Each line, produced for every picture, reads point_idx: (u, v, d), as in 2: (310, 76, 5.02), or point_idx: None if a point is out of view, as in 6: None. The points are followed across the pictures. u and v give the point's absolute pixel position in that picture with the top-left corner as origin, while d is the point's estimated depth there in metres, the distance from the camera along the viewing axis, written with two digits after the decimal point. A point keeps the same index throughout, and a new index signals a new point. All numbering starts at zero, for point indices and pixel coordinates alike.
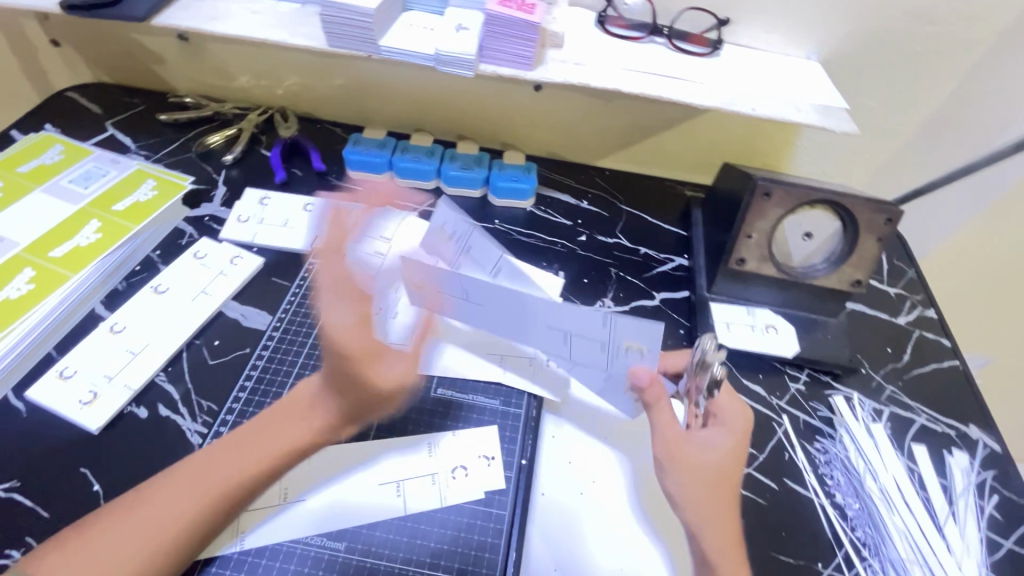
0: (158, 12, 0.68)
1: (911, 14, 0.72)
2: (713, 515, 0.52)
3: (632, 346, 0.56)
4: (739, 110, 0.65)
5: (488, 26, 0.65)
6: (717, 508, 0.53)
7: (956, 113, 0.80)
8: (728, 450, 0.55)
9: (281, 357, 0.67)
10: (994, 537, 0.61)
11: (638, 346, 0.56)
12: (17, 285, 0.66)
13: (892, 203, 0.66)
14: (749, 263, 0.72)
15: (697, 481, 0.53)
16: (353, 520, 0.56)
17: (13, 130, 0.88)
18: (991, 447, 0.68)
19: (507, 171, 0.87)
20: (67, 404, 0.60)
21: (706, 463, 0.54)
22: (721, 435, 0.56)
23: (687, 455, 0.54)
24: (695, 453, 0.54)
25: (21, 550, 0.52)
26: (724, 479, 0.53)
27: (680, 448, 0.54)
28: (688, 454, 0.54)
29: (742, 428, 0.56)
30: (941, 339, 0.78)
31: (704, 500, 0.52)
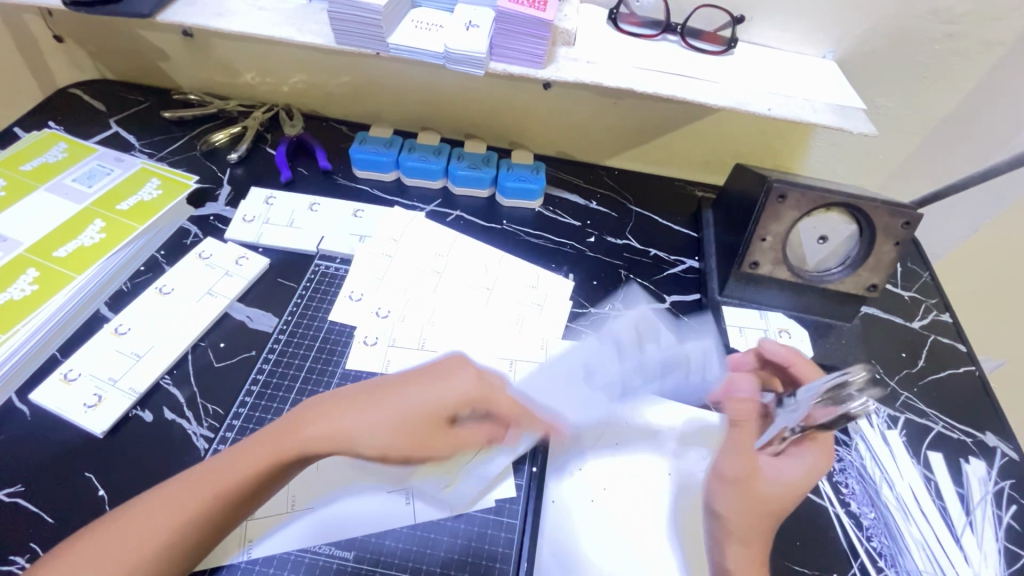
0: (163, 9, 0.67)
1: (932, 12, 0.70)
2: (754, 533, 0.53)
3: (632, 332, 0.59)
4: (755, 111, 0.64)
5: (499, 24, 0.63)
6: (761, 528, 0.53)
7: (974, 113, 0.78)
8: (796, 484, 0.53)
9: (287, 360, 0.66)
10: (1013, 547, 0.60)
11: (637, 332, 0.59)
12: (21, 287, 0.65)
13: (910, 207, 0.64)
14: (763, 266, 0.71)
15: (752, 506, 0.53)
16: (363, 529, 0.55)
17: (16, 127, 0.88)
18: (1008, 455, 0.67)
19: (516, 171, 0.85)
20: (71, 407, 0.59)
21: (775, 493, 0.53)
22: (802, 464, 0.54)
23: (764, 479, 0.53)
24: (765, 481, 0.53)
25: (26, 556, 0.51)
26: (779, 509, 0.53)
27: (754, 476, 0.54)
28: (764, 482, 0.53)
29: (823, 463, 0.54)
30: (957, 344, 0.76)
31: (750, 525, 0.53)
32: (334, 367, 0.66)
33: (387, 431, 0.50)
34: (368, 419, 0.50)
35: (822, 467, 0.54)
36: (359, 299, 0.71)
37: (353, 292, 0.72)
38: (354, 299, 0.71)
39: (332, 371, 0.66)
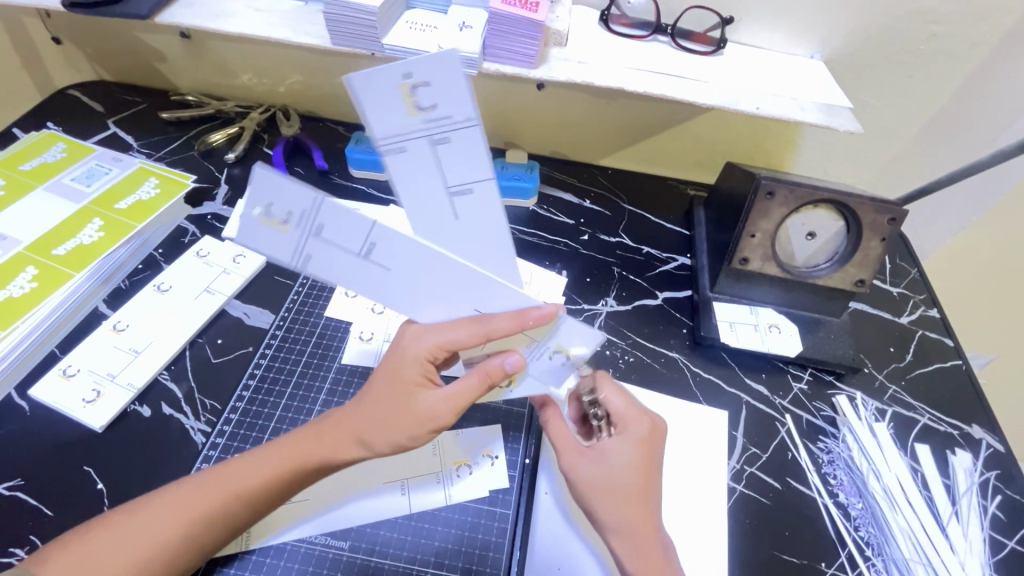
0: (160, 10, 0.68)
1: (917, 13, 0.71)
2: (636, 523, 0.50)
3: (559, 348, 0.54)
4: (744, 110, 0.65)
5: (492, 24, 0.64)
6: (646, 514, 0.50)
7: (960, 112, 0.80)
8: (632, 459, 0.51)
9: (284, 355, 0.67)
10: (997, 536, 0.61)
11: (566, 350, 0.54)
12: (20, 284, 0.65)
13: (896, 203, 0.65)
14: (752, 263, 0.72)
15: (604, 498, 0.51)
16: (357, 518, 0.56)
17: (14, 127, 0.88)
18: (994, 447, 0.68)
19: (510, 170, 0.87)
20: (70, 402, 0.60)
21: (599, 475, 0.51)
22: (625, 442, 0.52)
23: (587, 467, 0.52)
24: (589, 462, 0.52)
25: (25, 548, 0.52)
26: (633, 489, 0.51)
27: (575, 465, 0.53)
28: (583, 469, 0.52)
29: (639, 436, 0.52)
30: (945, 339, 0.77)
31: (615, 510, 0.50)
32: (330, 362, 0.67)
33: (408, 438, 0.50)
34: (378, 428, 0.50)
35: (648, 436, 0.53)
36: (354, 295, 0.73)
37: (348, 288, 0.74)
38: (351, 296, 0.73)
39: (329, 366, 0.67)
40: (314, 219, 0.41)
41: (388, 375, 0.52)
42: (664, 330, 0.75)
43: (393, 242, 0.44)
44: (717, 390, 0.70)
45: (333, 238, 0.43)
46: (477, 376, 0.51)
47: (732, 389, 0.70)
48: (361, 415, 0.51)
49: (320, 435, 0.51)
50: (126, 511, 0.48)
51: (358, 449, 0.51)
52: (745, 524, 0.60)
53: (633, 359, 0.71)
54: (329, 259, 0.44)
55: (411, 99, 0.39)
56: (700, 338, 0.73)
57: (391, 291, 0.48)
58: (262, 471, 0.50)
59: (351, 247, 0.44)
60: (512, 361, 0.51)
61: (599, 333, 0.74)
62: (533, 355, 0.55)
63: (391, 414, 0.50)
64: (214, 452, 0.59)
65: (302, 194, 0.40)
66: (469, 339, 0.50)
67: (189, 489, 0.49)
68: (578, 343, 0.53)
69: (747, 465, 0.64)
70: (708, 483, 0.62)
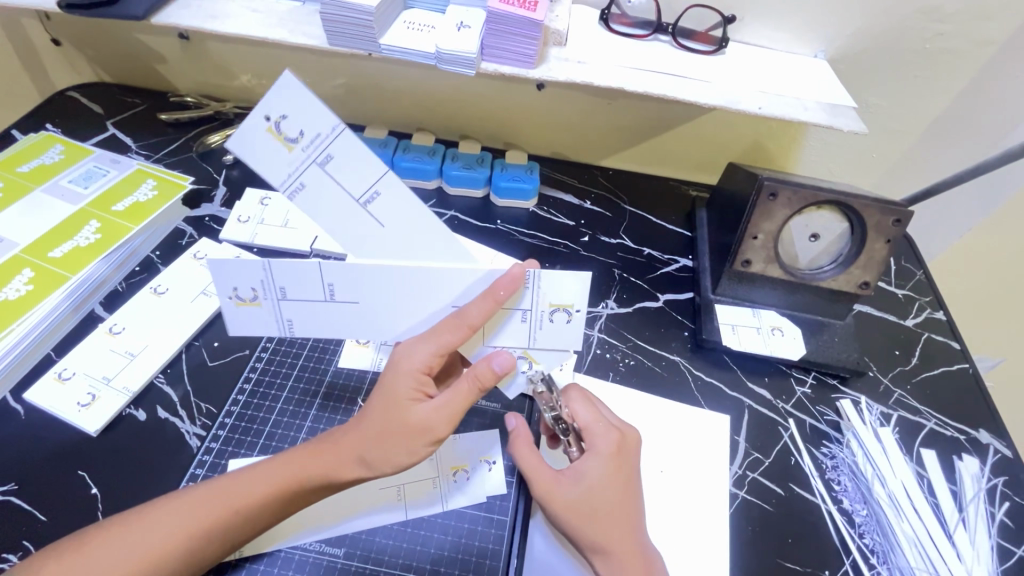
0: (157, 10, 0.68)
1: (922, 11, 0.70)
2: (618, 541, 0.49)
3: (557, 305, 0.54)
4: (746, 110, 0.64)
5: (490, 24, 0.64)
6: (625, 531, 0.50)
7: (966, 112, 0.79)
8: (606, 476, 0.51)
9: (280, 359, 0.67)
10: (1005, 544, 0.60)
11: (565, 305, 0.54)
12: (16, 286, 0.65)
13: (901, 204, 0.64)
14: (755, 264, 0.71)
15: (584, 521, 0.50)
16: (352, 524, 0.55)
17: (13, 129, 0.88)
18: (1002, 452, 0.67)
19: (510, 171, 0.86)
20: (65, 406, 0.59)
21: (578, 499, 0.50)
22: (597, 458, 0.52)
23: (563, 492, 0.51)
24: (566, 489, 0.51)
25: (18, 553, 0.51)
26: (612, 507, 0.50)
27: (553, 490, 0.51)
28: (560, 494, 0.51)
29: (610, 449, 0.52)
30: (950, 342, 0.76)
31: (600, 534, 0.49)
32: (327, 365, 0.67)
33: (410, 457, 0.50)
34: (381, 451, 0.49)
35: (618, 449, 0.53)
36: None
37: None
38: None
39: (325, 369, 0.67)
40: (273, 285, 0.51)
41: (387, 397, 0.50)
42: (665, 333, 0.74)
43: (346, 277, 0.51)
44: (719, 394, 0.69)
45: (296, 296, 0.52)
46: (467, 380, 0.50)
47: (734, 393, 0.69)
48: (363, 436, 0.50)
49: (322, 452, 0.50)
50: (120, 523, 0.47)
51: (360, 470, 0.50)
52: (747, 530, 0.59)
53: (633, 362, 0.71)
54: (306, 314, 0.54)
55: (282, 137, 0.46)
56: (701, 340, 0.72)
57: (368, 325, 0.54)
58: (260, 486, 0.49)
59: (317, 295, 0.52)
60: (500, 361, 0.50)
61: (599, 336, 0.73)
62: (535, 325, 0.55)
63: (394, 436, 0.49)
64: (208, 456, 0.59)
65: (251, 271, 0.50)
66: (458, 337, 0.50)
67: (184, 503, 0.48)
68: (570, 296, 0.53)
69: (749, 471, 0.63)
70: (709, 489, 0.61)
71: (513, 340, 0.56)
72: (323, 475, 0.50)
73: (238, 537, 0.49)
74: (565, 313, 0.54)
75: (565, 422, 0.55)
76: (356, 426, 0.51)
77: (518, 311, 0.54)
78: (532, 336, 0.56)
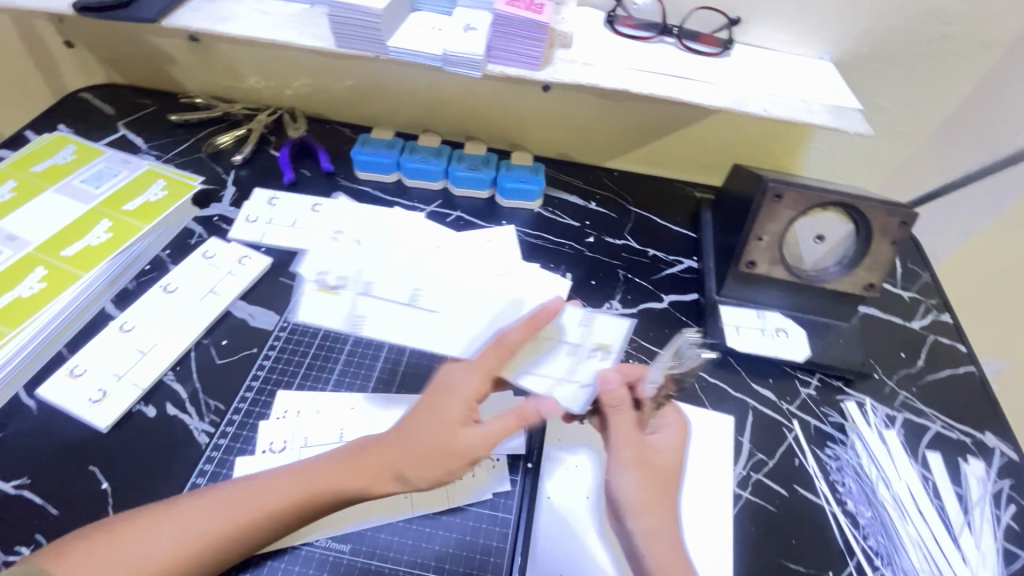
0: (168, 13, 0.69)
1: (928, 12, 0.70)
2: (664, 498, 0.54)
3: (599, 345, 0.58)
4: (750, 111, 0.64)
5: (496, 27, 0.64)
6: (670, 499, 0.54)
7: (972, 114, 0.79)
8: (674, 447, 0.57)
9: (287, 358, 0.67)
10: (1011, 547, 0.60)
11: (604, 346, 0.58)
12: (29, 284, 0.66)
13: (906, 206, 0.64)
14: (759, 266, 0.71)
15: (652, 481, 0.54)
16: (361, 520, 0.56)
17: (27, 130, 0.90)
18: (1008, 455, 0.66)
19: (515, 171, 0.87)
20: (77, 402, 0.60)
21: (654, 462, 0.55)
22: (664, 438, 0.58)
23: (652, 460, 0.55)
24: (653, 455, 0.55)
25: (30, 546, 0.52)
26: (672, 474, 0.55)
27: (642, 457, 0.54)
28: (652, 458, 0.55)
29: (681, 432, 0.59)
30: (957, 345, 0.76)
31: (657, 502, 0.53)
32: (332, 368, 0.67)
33: (446, 474, 0.51)
34: (414, 465, 0.50)
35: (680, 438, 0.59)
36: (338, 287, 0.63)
37: (329, 279, 0.62)
38: (330, 288, 0.62)
39: (330, 373, 0.67)
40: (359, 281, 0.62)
41: (431, 416, 0.52)
42: (670, 334, 0.74)
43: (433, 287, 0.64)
44: (724, 395, 0.69)
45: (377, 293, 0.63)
46: (515, 415, 0.52)
47: (738, 394, 0.69)
48: (405, 454, 0.51)
49: (352, 467, 0.51)
50: (147, 514, 0.48)
51: (394, 484, 0.51)
52: (750, 531, 0.59)
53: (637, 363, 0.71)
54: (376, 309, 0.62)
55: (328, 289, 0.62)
56: (705, 341, 0.72)
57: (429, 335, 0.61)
58: (285, 494, 0.50)
59: (401, 298, 0.63)
60: (548, 404, 0.53)
61: None
62: (580, 356, 0.57)
63: (436, 453, 0.50)
64: (217, 452, 0.59)
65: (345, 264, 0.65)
66: (496, 360, 0.54)
67: (209, 503, 0.49)
68: (608, 335, 0.58)
69: (752, 472, 0.63)
70: (713, 490, 0.61)
71: (568, 326, 0.58)
72: (340, 486, 0.50)
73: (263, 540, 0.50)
74: (604, 353, 0.58)
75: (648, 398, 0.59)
76: (387, 451, 0.51)
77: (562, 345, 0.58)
78: (587, 323, 0.59)
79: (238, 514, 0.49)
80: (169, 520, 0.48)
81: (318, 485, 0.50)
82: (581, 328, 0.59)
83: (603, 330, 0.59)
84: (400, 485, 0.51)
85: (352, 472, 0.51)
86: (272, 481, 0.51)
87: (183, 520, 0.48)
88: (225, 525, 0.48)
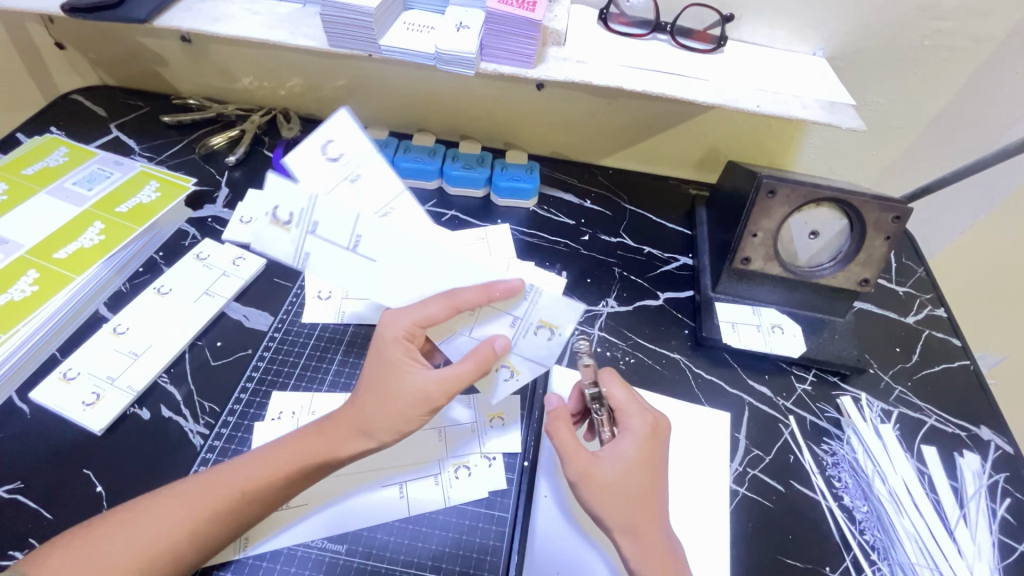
0: (159, 14, 0.68)
1: (921, 8, 0.70)
2: (637, 513, 0.50)
3: (544, 324, 0.54)
4: (744, 108, 0.64)
5: (489, 25, 0.64)
6: (644, 512, 0.50)
7: (965, 109, 0.79)
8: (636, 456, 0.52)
9: (282, 359, 0.67)
10: (1007, 540, 0.60)
11: (551, 325, 0.54)
12: (21, 287, 0.66)
13: (900, 201, 0.65)
14: (754, 262, 0.71)
15: (614, 498, 0.50)
16: (357, 520, 0.55)
17: (18, 133, 0.89)
18: (1003, 449, 0.67)
19: (510, 170, 0.87)
20: (70, 405, 0.60)
21: (610, 476, 0.51)
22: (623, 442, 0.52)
23: (603, 474, 0.51)
24: (604, 468, 0.51)
25: (24, 551, 0.52)
26: (639, 487, 0.51)
27: (591, 471, 0.51)
28: (600, 473, 0.51)
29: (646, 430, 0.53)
30: (952, 339, 0.76)
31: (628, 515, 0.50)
32: (327, 368, 0.67)
33: (406, 423, 0.52)
34: (376, 419, 0.52)
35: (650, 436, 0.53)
36: (336, 159, 0.57)
37: (329, 147, 0.57)
38: (281, 222, 0.51)
39: (325, 373, 0.66)
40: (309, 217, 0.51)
41: (383, 368, 0.53)
42: (666, 331, 0.74)
43: (376, 233, 0.51)
44: (720, 391, 0.69)
45: (325, 234, 0.52)
46: (470, 360, 0.52)
47: (734, 391, 0.69)
48: (365, 410, 0.52)
49: (322, 432, 0.53)
50: (138, 505, 0.49)
51: (360, 441, 0.52)
52: (747, 527, 0.59)
53: (634, 360, 0.71)
54: (326, 254, 0.52)
55: (277, 224, 0.51)
56: (701, 338, 0.72)
57: (374, 285, 0.54)
58: (270, 468, 0.50)
59: (343, 241, 0.52)
60: (499, 343, 0.53)
61: (599, 334, 0.73)
62: (519, 334, 0.55)
63: (391, 404, 0.52)
64: (212, 455, 0.59)
65: (296, 195, 0.50)
66: (443, 313, 0.52)
67: (196, 488, 0.49)
68: (561, 318, 0.53)
69: (749, 468, 0.63)
70: (709, 487, 0.61)
71: (507, 307, 0.53)
72: (322, 451, 0.52)
73: (245, 521, 0.50)
74: (549, 332, 0.54)
75: (602, 401, 0.55)
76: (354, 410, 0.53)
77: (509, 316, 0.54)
78: (529, 310, 0.53)
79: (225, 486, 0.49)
80: (155, 510, 0.48)
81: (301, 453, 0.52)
82: (525, 308, 0.53)
83: (549, 311, 0.53)
84: (368, 441, 0.52)
85: (319, 438, 0.53)
86: (250, 455, 0.52)
87: (170, 505, 0.48)
88: (210, 503, 0.48)
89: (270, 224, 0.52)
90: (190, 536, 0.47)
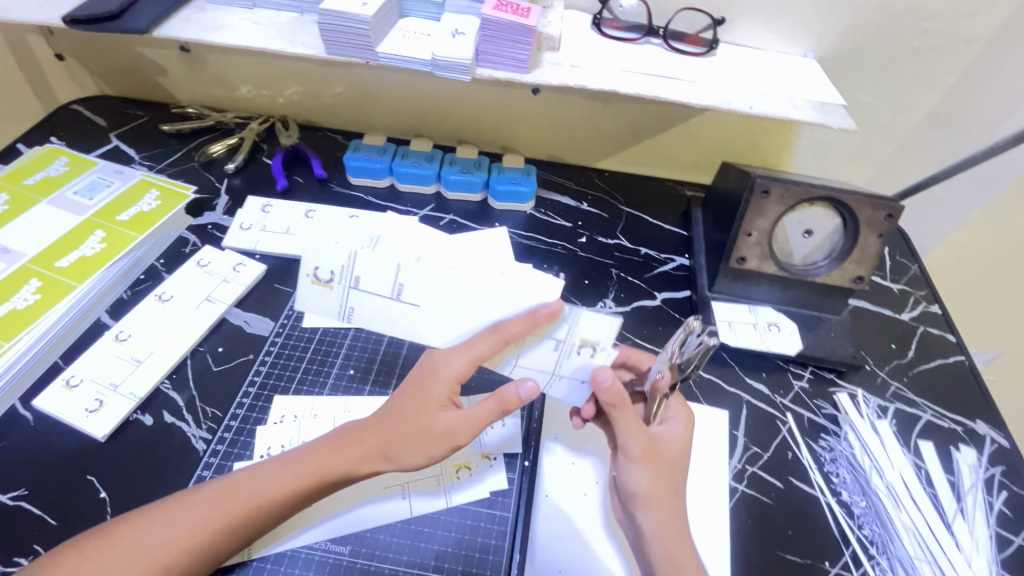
0: (158, 24, 0.69)
1: (907, 9, 0.71)
2: (660, 492, 0.54)
3: (586, 342, 0.52)
4: (737, 109, 0.65)
5: (484, 31, 0.65)
6: (667, 492, 0.54)
7: (955, 107, 0.80)
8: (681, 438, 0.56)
9: (283, 362, 0.68)
10: (1004, 533, 0.61)
11: (593, 342, 0.52)
12: (24, 296, 0.66)
13: (892, 199, 0.66)
14: (750, 261, 0.72)
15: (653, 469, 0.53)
16: (360, 523, 0.56)
17: (19, 143, 0.90)
18: (999, 442, 0.67)
19: (507, 174, 0.87)
20: (73, 412, 0.60)
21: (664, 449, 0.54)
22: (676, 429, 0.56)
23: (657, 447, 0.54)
24: (661, 444, 0.55)
25: (29, 557, 0.52)
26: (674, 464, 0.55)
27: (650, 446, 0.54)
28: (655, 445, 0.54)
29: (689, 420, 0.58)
30: (946, 335, 0.77)
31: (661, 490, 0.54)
32: (328, 371, 0.68)
33: (429, 457, 0.52)
34: (400, 449, 0.51)
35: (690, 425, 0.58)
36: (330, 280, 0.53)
37: (319, 272, 0.53)
38: (324, 281, 0.53)
39: (325, 378, 0.67)
40: (349, 272, 0.53)
41: (418, 393, 0.53)
42: (663, 331, 0.75)
43: (416, 282, 0.52)
44: (717, 389, 0.69)
45: (366, 288, 0.53)
46: (492, 400, 0.52)
47: (733, 389, 0.70)
48: (389, 433, 0.52)
49: (343, 448, 0.52)
50: (144, 515, 0.49)
51: (382, 463, 0.52)
52: (746, 524, 0.59)
53: None
54: (369, 305, 0.54)
55: (320, 283, 0.54)
56: None
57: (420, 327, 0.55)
58: (280, 483, 0.50)
59: (385, 292, 0.53)
60: (525, 389, 0.52)
61: None
62: (548, 383, 0.56)
63: (419, 437, 0.51)
64: (215, 459, 0.60)
65: (336, 255, 0.52)
66: (489, 348, 0.51)
67: (202, 499, 0.49)
68: (600, 333, 0.52)
69: (748, 465, 0.64)
70: (708, 484, 0.62)
71: (540, 363, 0.54)
72: (340, 471, 0.52)
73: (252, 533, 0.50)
74: (593, 349, 0.52)
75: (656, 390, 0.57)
76: (380, 427, 0.52)
77: (551, 341, 0.52)
78: (557, 365, 0.54)
79: (230, 502, 0.49)
80: (161, 519, 0.48)
81: (317, 470, 0.51)
82: (563, 329, 0.52)
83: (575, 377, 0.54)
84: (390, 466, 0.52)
85: (335, 455, 0.52)
86: (262, 470, 0.51)
87: (177, 516, 0.48)
88: (217, 514, 0.49)
89: (313, 283, 0.54)
90: (201, 545, 0.48)
